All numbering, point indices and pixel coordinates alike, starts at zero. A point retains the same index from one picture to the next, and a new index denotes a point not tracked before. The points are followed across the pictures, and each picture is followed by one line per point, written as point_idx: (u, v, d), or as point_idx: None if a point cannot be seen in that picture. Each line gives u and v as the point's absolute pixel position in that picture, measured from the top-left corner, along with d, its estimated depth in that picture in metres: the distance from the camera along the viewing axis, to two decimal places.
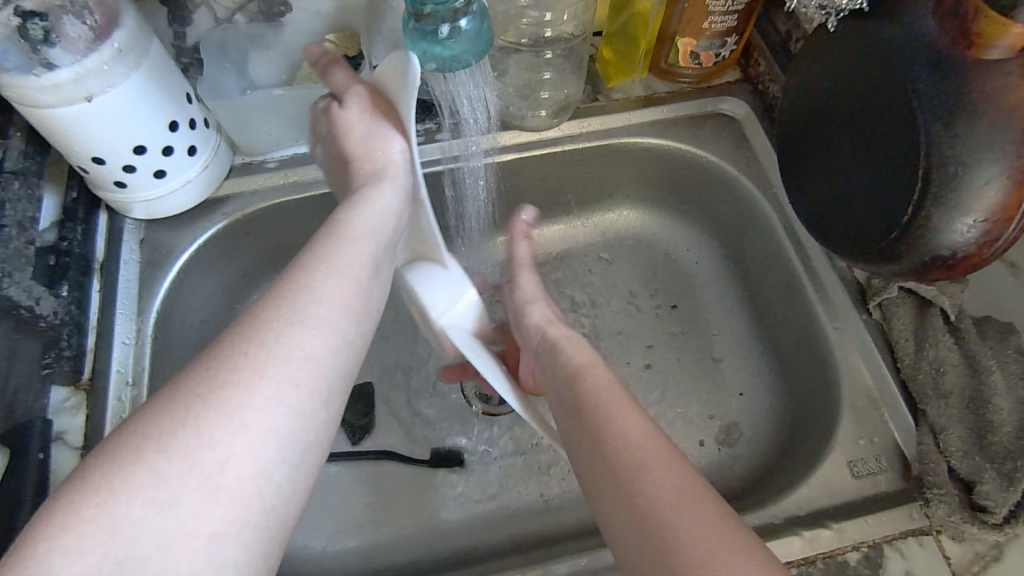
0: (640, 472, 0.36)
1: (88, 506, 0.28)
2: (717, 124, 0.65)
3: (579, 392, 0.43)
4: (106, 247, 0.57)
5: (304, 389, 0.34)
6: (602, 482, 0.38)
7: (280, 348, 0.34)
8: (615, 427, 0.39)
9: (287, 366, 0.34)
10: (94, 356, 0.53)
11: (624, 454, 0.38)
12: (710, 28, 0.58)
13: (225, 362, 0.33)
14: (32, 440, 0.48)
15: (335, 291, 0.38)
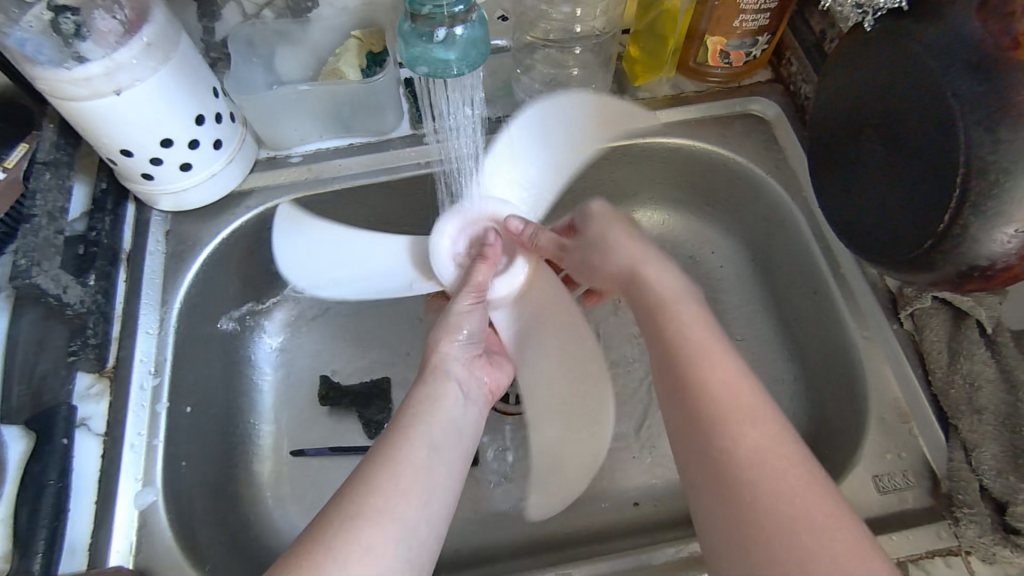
0: (737, 434, 0.37)
1: None
2: (746, 125, 0.64)
3: (670, 323, 0.44)
4: (133, 238, 0.58)
5: (440, 477, 0.39)
6: (693, 447, 0.38)
7: (416, 464, 0.38)
8: (710, 366, 0.40)
9: (427, 460, 0.39)
10: (119, 344, 0.53)
11: (722, 425, 0.38)
12: (741, 26, 0.57)
13: (378, 475, 0.37)
14: (57, 425, 0.48)
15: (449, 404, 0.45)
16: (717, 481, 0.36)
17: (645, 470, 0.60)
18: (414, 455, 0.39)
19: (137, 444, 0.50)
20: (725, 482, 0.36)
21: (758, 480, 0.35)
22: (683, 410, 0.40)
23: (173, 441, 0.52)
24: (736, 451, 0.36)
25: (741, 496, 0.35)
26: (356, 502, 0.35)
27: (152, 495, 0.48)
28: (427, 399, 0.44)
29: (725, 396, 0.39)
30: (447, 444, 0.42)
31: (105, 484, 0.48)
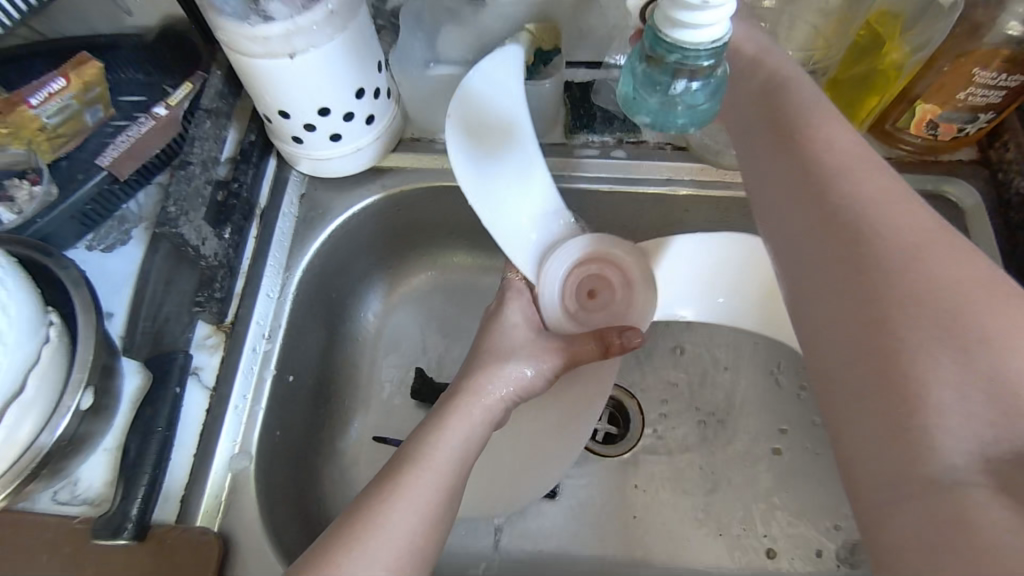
0: (894, 235, 0.32)
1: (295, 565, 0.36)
2: (935, 207, 0.56)
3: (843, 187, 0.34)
4: (270, 194, 0.58)
5: (437, 502, 0.40)
6: (854, 299, 0.31)
7: (425, 466, 0.42)
8: (867, 192, 0.33)
9: (429, 489, 0.40)
10: (239, 302, 0.53)
11: (888, 240, 0.32)
12: (966, 100, 0.50)
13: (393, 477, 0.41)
14: (173, 372, 0.49)
15: (464, 429, 0.45)
16: (883, 466, 0.29)
17: (727, 548, 0.57)
18: (415, 484, 0.40)
19: (240, 406, 0.50)
20: (895, 295, 0.30)
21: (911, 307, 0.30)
22: (833, 240, 0.33)
23: (272, 410, 0.52)
24: (887, 260, 0.31)
25: (917, 496, 0.28)
26: (351, 534, 0.37)
27: (246, 462, 0.49)
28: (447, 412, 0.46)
29: (886, 224, 0.32)
30: (454, 470, 0.42)
31: (205, 441, 0.49)
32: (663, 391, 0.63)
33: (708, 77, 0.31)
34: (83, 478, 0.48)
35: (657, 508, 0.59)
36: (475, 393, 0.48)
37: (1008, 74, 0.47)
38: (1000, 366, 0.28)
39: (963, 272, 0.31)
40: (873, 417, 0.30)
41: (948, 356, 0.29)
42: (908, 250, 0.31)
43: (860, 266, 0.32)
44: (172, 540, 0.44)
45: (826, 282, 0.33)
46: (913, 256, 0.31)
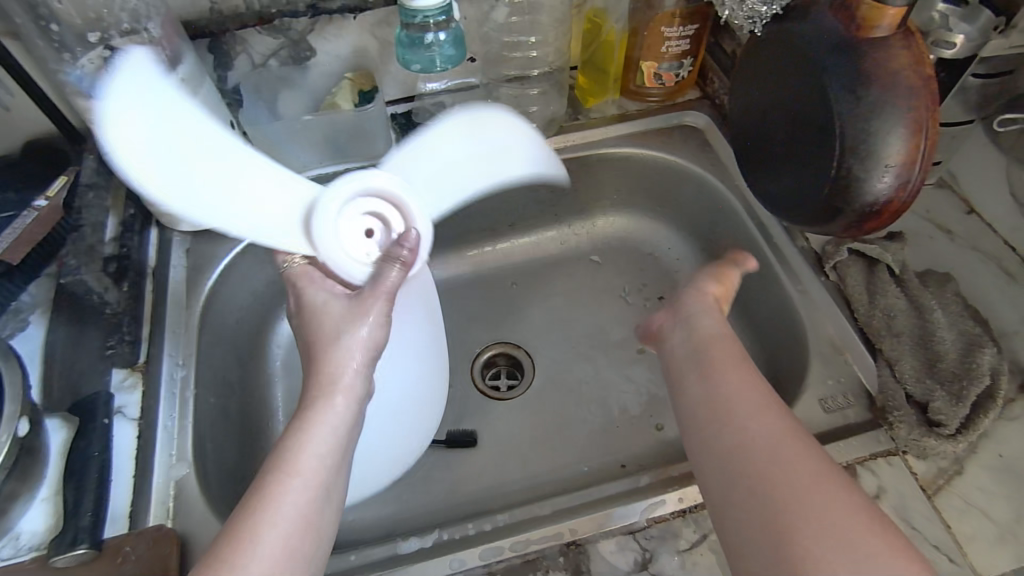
0: (743, 420, 0.44)
1: None
2: (683, 133, 0.76)
3: (715, 389, 0.48)
4: (157, 255, 0.66)
5: (314, 505, 0.43)
6: (718, 430, 0.45)
7: (293, 489, 0.43)
8: (740, 416, 0.45)
9: (296, 496, 0.43)
10: (149, 344, 0.59)
11: (731, 425, 0.45)
12: (668, 51, 0.70)
13: (256, 510, 0.42)
14: (98, 408, 0.53)
15: (331, 422, 0.47)
16: (713, 441, 0.45)
17: (623, 434, 0.67)
18: (287, 499, 0.42)
19: (169, 425, 0.55)
20: (744, 454, 0.42)
21: (712, 365, 0.50)
22: (697, 361, 0.51)
23: (199, 423, 0.57)
24: (742, 361, 0.50)
25: (731, 458, 0.43)
26: (234, 546, 0.40)
27: (185, 468, 0.53)
28: (304, 421, 0.47)
29: (726, 409, 0.46)
30: (323, 470, 0.45)
31: (142, 461, 0.53)
32: (542, 336, 0.75)
33: (448, 32, 0.68)
34: (24, 530, 0.49)
35: (560, 423, 0.68)
36: (325, 380, 0.49)
37: (683, 25, 0.67)
38: (760, 441, 0.43)
39: (800, 464, 0.41)
40: (694, 389, 0.49)
41: (715, 381, 0.49)
42: (734, 436, 0.44)
43: (723, 360, 0.50)
44: (128, 547, 0.47)
45: (724, 383, 0.48)
46: (718, 416, 0.46)
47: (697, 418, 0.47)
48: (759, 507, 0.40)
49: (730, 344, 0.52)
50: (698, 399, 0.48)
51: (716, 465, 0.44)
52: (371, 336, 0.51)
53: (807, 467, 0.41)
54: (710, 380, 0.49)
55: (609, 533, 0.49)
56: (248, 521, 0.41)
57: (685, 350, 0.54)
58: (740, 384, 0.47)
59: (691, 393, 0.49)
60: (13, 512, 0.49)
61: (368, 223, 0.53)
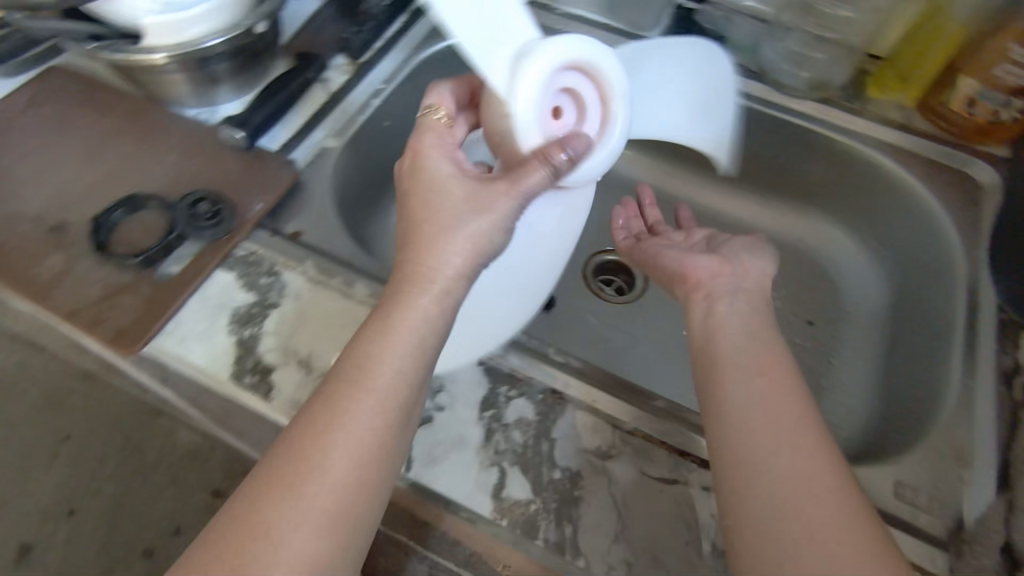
0: (790, 429, 0.37)
1: (237, 545, 0.33)
2: (956, 179, 0.64)
3: (759, 367, 0.40)
4: (426, 0, 0.71)
5: (388, 419, 0.36)
6: (777, 429, 0.37)
7: (358, 413, 0.35)
8: (783, 427, 0.37)
9: (354, 433, 0.35)
10: (373, 53, 0.66)
11: (764, 431, 0.37)
12: (1003, 76, 0.57)
13: (316, 428, 0.35)
14: (313, 65, 0.62)
15: (413, 330, 0.38)
16: (750, 444, 0.37)
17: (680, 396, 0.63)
18: (354, 418, 0.35)
19: (346, 114, 0.63)
20: (788, 470, 0.36)
21: (764, 375, 0.40)
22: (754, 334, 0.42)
23: (366, 129, 0.63)
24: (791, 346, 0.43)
25: (769, 463, 0.36)
26: (293, 459, 0.34)
27: (332, 146, 0.60)
28: (378, 324, 0.38)
29: (782, 418, 0.38)
30: (398, 388, 0.37)
31: (312, 121, 0.61)
32: None
33: None
34: (222, 110, 0.61)
35: (633, 347, 0.66)
36: (416, 288, 0.39)
37: None
38: (793, 461, 0.36)
39: (830, 504, 0.34)
40: (742, 355, 0.41)
41: (762, 370, 0.40)
42: (790, 443, 0.37)
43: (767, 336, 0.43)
44: (266, 159, 0.56)
45: (780, 404, 0.38)
46: (762, 413, 0.38)
47: (738, 402, 0.39)
48: (787, 545, 0.34)
49: (784, 356, 0.41)
50: (745, 373, 0.40)
51: (749, 463, 0.37)
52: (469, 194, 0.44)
53: (863, 518, 0.34)
54: (749, 386, 0.39)
55: (594, 411, 0.46)
56: (307, 452, 0.35)
57: (727, 334, 0.43)
58: (791, 380, 0.40)
59: (730, 396, 0.39)
60: (219, 93, 0.61)
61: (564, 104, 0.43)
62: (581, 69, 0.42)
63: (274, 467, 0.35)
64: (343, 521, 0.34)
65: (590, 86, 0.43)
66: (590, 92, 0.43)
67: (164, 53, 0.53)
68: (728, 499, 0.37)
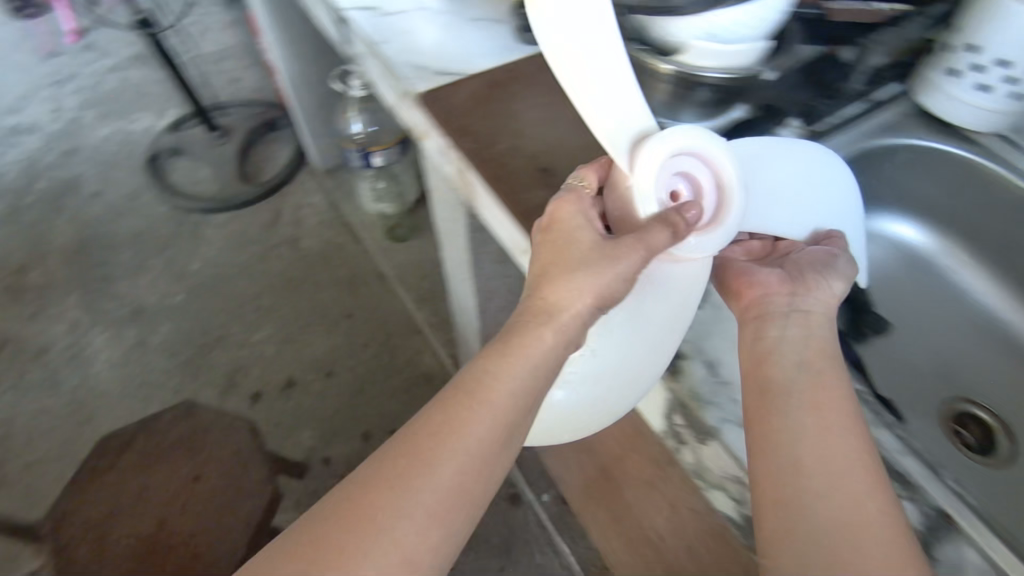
0: (841, 505, 0.40)
1: (353, 547, 0.40)
2: None
3: (798, 445, 0.43)
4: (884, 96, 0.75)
5: (493, 441, 0.44)
6: (839, 503, 0.40)
7: (460, 430, 0.44)
8: (823, 491, 0.41)
9: (472, 435, 0.44)
10: (824, 127, 0.71)
11: (810, 493, 0.41)
12: None
13: (409, 456, 0.43)
14: (774, 120, 0.69)
15: (533, 359, 0.48)
16: (810, 520, 0.40)
17: None
18: (467, 437, 0.44)
19: None
20: (830, 534, 0.39)
21: (818, 412, 0.44)
22: (796, 423, 0.44)
23: None
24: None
25: (813, 537, 0.40)
26: (410, 466, 0.42)
27: None
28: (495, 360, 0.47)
29: (829, 488, 0.41)
30: (508, 407, 0.45)
31: None
32: None
33: None
34: None
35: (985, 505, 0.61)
36: (538, 336, 0.48)
37: None
38: (847, 529, 0.39)
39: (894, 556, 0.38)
40: (796, 416, 0.44)
41: (824, 431, 0.43)
42: (848, 522, 0.39)
43: (831, 399, 0.44)
44: None
45: (837, 449, 0.42)
46: (809, 474, 0.41)
47: (788, 475, 0.42)
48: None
49: (843, 389, 0.45)
50: (802, 441, 0.43)
51: (796, 527, 0.40)
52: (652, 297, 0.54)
53: (900, 534, 0.39)
54: (785, 412, 0.44)
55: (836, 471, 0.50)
56: (403, 465, 0.42)
57: (782, 356, 0.47)
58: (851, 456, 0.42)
59: (782, 427, 0.44)
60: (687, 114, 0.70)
61: (682, 187, 0.51)
62: (699, 157, 0.50)
63: (393, 457, 0.43)
64: (464, 492, 0.43)
65: (706, 172, 0.50)
66: (706, 177, 0.50)
67: (702, 77, 0.64)
68: (763, 519, 0.42)
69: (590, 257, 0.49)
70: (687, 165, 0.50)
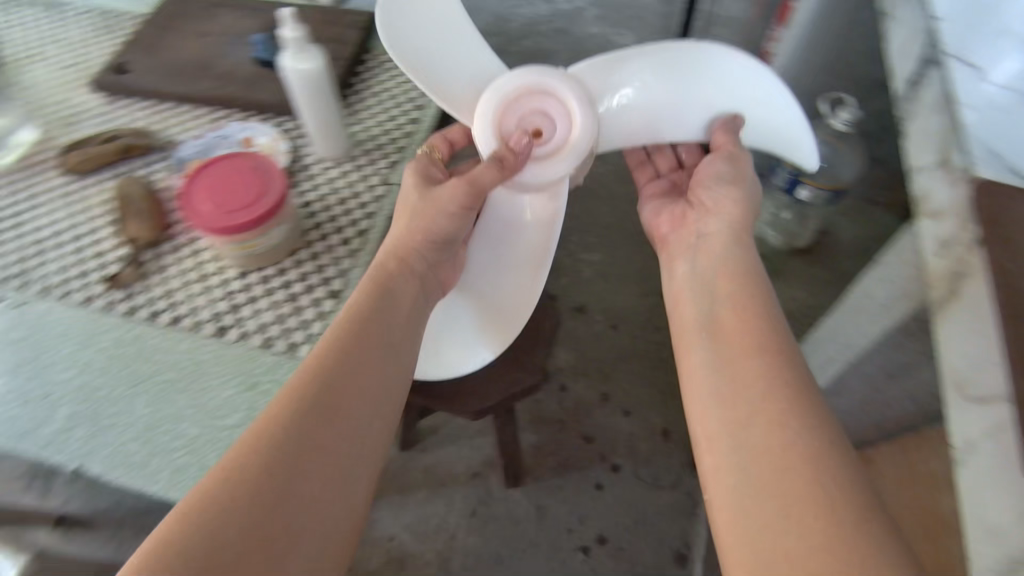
0: (703, 416, 0.63)
1: (270, 537, 0.53)
2: None
3: (704, 341, 0.69)
4: None
5: (372, 436, 0.63)
6: (767, 448, 0.57)
7: (360, 396, 0.64)
8: (699, 411, 0.64)
9: (298, 389, 0.62)
10: None
11: (729, 431, 0.60)
12: None
13: (316, 419, 0.60)
14: None
15: (394, 309, 0.72)
16: (760, 456, 0.57)
17: None
18: (348, 433, 0.61)
19: None
20: (782, 492, 0.54)
21: (742, 366, 0.63)
22: (759, 363, 0.63)
23: None
24: None
25: (751, 466, 0.57)
26: (287, 473, 0.57)
27: None
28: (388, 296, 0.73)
29: (707, 396, 0.64)
30: (387, 367, 0.67)
31: None
32: None
33: None
34: None
35: None
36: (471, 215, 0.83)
37: None
38: (791, 467, 0.55)
39: (834, 488, 0.52)
40: (707, 354, 0.67)
41: (728, 366, 0.65)
42: (789, 455, 0.55)
43: (738, 331, 0.67)
44: None
45: (745, 365, 0.63)
46: (750, 415, 0.60)
47: (737, 421, 0.60)
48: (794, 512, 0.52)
49: (750, 303, 0.69)
50: (717, 369, 0.65)
51: (767, 473, 0.55)
52: (519, 218, 0.86)
53: (834, 472, 0.54)
54: (717, 364, 0.66)
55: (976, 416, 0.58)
56: (305, 458, 0.58)
57: (691, 286, 0.76)
58: (763, 375, 0.62)
59: (700, 367, 0.67)
60: None
61: (542, 126, 0.80)
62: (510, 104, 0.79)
63: (290, 451, 0.58)
64: (350, 480, 0.60)
65: (537, 109, 0.79)
66: (548, 110, 0.79)
67: None
68: (709, 448, 0.61)
69: (422, 200, 0.78)
70: (524, 111, 0.80)
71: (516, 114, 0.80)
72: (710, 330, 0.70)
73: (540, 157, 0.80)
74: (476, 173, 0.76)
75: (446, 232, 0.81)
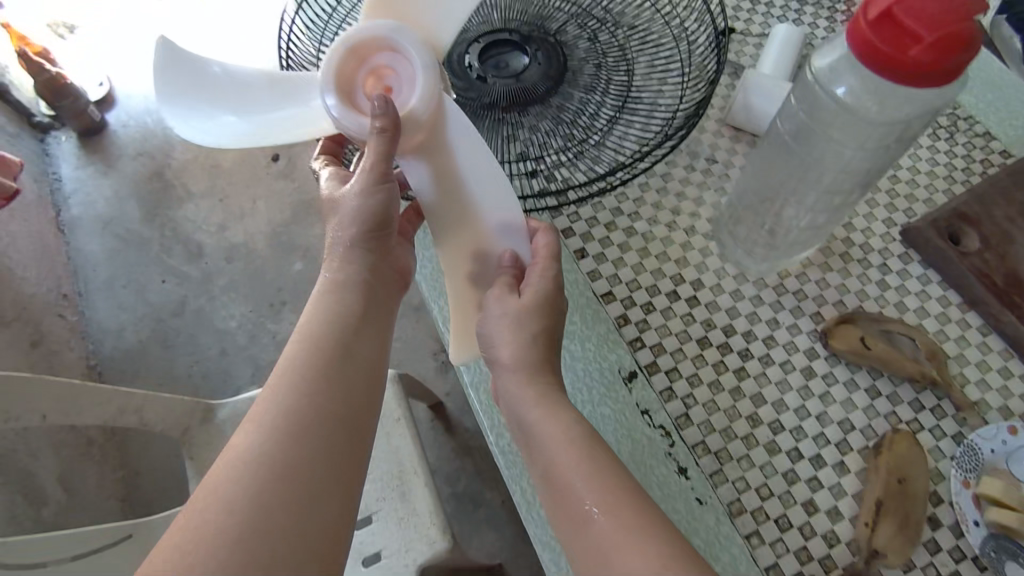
0: (572, 484, 0.48)
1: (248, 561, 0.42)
2: None
3: (550, 451, 0.51)
4: None
5: (333, 394, 0.51)
6: (546, 473, 0.50)
7: (346, 282, 0.57)
8: (559, 467, 0.49)
9: (287, 366, 0.52)
10: None
11: (586, 521, 0.46)
12: None
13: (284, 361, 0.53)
14: None
15: (364, 212, 0.58)
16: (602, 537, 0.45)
17: None
18: (316, 402, 0.50)
19: None
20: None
21: (562, 420, 0.52)
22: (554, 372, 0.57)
23: None
24: None
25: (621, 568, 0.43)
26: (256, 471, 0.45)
27: None
28: (365, 199, 0.58)
29: (555, 449, 0.50)
30: (362, 260, 0.59)
31: None
32: None
33: None
34: None
35: None
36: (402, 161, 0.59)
37: None
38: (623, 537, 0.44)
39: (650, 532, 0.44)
40: (526, 411, 0.54)
41: (544, 416, 0.53)
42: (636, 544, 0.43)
43: (546, 398, 0.54)
44: None
45: (568, 435, 0.51)
46: (590, 489, 0.47)
47: (548, 463, 0.50)
48: None
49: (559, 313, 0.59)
50: (551, 437, 0.51)
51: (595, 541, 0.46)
52: (422, 116, 0.57)
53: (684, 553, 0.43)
54: (524, 426, 0.54)
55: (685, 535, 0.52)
56: (288, 469, 0.46)
57: (516, 329, 0.56)
58: (581, 438, 0.51)
59: (567, 448, 0.50)
60: None
61: (389, 71, 0.59)
62: (353, 59, 0.58)
63: (257, 459, 0.46)
64: (336, 463, 0.48)
65: (382, 55, 0.58)
66: (378, 56, 0.58)
67: None
68: (580, 549, 0.46)
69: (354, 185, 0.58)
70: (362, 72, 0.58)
71: (358, 69, 0.58)
72: (544, 462, 0.51)
73: (417, 91, 0.58)
74: (385, 147, 0.55)
75: (383, 214, 0.59)
